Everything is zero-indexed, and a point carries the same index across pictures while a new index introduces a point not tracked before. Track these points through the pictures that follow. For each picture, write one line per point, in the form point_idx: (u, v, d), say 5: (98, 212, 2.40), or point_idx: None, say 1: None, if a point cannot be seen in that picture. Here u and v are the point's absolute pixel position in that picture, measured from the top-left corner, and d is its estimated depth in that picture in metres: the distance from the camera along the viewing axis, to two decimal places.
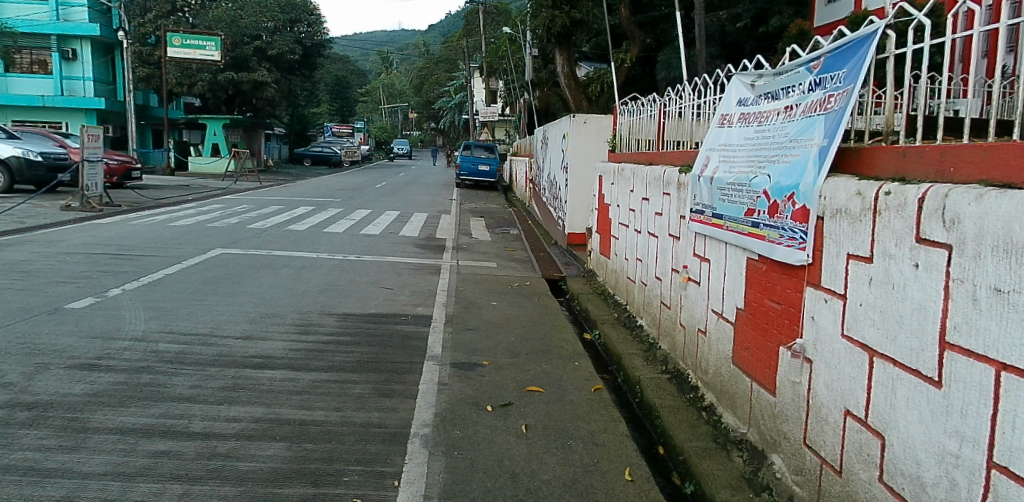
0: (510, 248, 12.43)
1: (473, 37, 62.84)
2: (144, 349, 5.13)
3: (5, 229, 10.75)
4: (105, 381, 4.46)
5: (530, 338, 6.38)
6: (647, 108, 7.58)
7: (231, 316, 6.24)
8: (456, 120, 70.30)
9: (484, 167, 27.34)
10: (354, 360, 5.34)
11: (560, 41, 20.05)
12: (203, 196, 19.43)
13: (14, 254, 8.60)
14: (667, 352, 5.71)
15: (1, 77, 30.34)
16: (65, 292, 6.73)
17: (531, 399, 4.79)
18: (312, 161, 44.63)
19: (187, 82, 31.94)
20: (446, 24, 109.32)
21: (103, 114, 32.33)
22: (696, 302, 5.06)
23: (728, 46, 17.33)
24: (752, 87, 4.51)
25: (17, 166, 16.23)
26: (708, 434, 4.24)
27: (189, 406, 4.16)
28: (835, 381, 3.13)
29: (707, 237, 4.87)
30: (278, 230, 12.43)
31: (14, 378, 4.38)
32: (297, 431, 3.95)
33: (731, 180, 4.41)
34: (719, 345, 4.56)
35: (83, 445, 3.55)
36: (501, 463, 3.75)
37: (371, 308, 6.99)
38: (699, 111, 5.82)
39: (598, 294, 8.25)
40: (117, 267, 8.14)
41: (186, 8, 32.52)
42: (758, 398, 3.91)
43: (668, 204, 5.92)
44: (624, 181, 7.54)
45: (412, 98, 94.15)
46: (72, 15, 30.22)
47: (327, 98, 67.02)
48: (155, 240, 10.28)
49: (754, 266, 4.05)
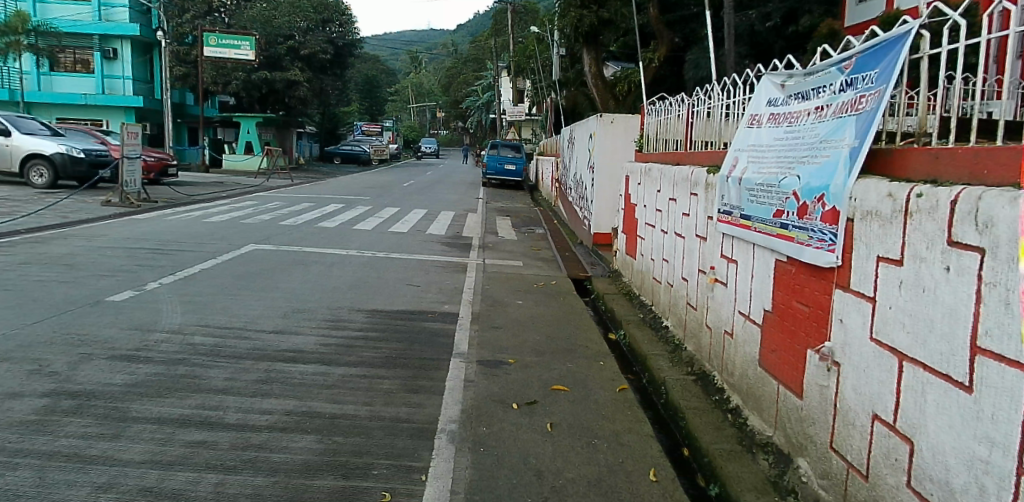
0: (536, 247, 12.44)
1: (501, 37, 62.96)
2: (181, 342, 5.28)
3: (48, 223, 11.09)
4: (143, 371, 4.59)
5: (555, 337, 6.41)
6: (675, 108, 7.56)
7: (263, 310, 6.38)
8: (482, 120, 70.48)
9: (510, 167, 27.39)
10: (382, 355, 5.43)
11: (588, 41, 20.08)
12: (237, 193, 19.74)
13: (59, 248, 8.88)
14: (692, 353, 5.70)
15: (45, 75, 31.23)
16: (106, 285, 6.93)
17: (556, 398, 4.82)
18: (341, 159, 45.07)
19: (221, 81, 32.53)
20: (474, 23, 109.65)
21: (141, 112, 33.08)
22: (722, 303, 5.05)
23: (757, 45, 17.26)
24: (782, 87, 4.49)
25: (60, 162, 16.64)
26: (733, 437, 4.25)
27: (224, 398, 4.27)
28: (863, 385, 3.12)
29: (735, 239, 4.86)
30: (309, 226, 12.63)
31: (58, 367, 4.55)
32: (327, 424, 4.04)
33: (760, 181, 4.40)
34: (747, 348, 4.54)
35: (123, 434, 3.67)
36: (527, 460, 3.80)
37: (399, 305, 7.07)
38: (728, 111, 5.79)
39: (624, 294, 8.26)
40: (155, 261, 8.37)
41: (222, 9, 33.33)
42: (786, 401, 3.90)
43: (695, 205, 5.92)
44: (652, 181, 7.54)
45: (441, 98, 94.54)
46: (114, 15, 31.06)
47: (358, 97, 67.71)
48: (191, 236, 10.52)
49: (783, 268, 4.04)
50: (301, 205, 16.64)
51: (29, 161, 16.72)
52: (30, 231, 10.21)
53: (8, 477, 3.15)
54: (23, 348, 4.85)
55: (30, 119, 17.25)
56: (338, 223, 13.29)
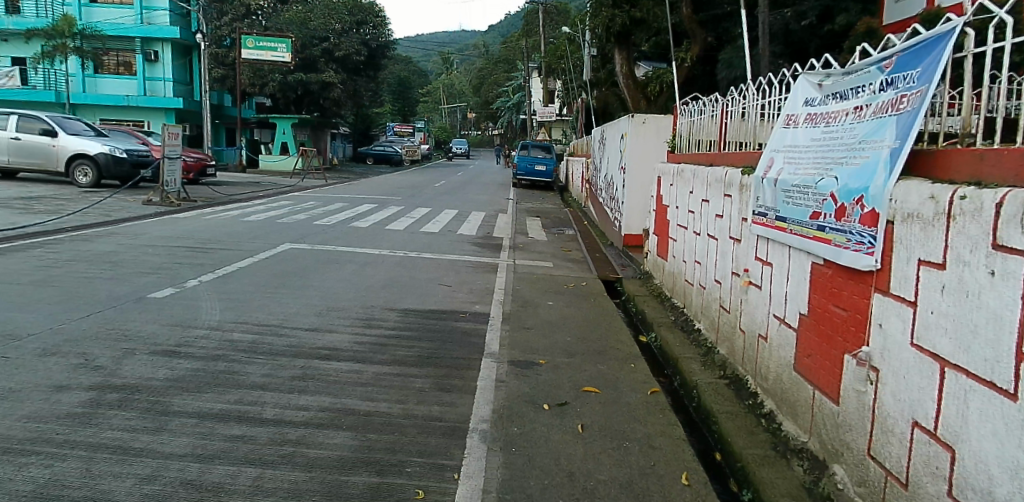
0: (566, 248, 12.43)
1: (532, 38, 62.87)
2: (220, 338, 5.39)
3: (93, 221, 11.40)
4: (184, 367, 4.70)
5: (587, 338, 6.40)
6: (709, 108, 7.49)
7: (299, 308, 6.48)
8: (513, 121, 70.52)
9: (541, 167, 27.37)
10: (415, 354, 5.48)
11: (619, 41, 19.98)
12: (272, 193, 20.09)
13: (102, 246, 9.13)
14: (725, 356, 5.64)
15: (90, 78, 32.13)
16: (148, 282, 7.11)
17: (587, 399, 4.81)
18: (374, 160, 45.56)
19: (259, 82, 33.24)
20: (505, 23, 109.88)
21: (181, 114, 33.78)
22: (757, 307, 4.98)
23: (792, 45, 17.02)
24: (820, 87, 4.41)
25: (104, 161, 17.00)
26: (768, 442, 4.18)
27: (262, 394, 4.35)
28: (902, 392, 3.05)
29: (770, 241, 4.79)
30: (343, 226, 12.80)
31: (103, 362, 4.67)
32: (362, 421, 4.09)
33: (797, 182, 4.33)
34: (782, 352, 4.47)
35: (165, 427, 3.76)
36: (558, 461, 3.79)
37: (431, 305, 7.12)
38: (763, 111, 5.71)
39: (655, 297, 8.19)
40: (194, 259, 8.54)
41: (260, 12, 33.96)
42: (821, 406, 3.83)
43: (729, 206, 5.85)
44: (684, 182, 7.47)
45: (472, 98, 94.87)
46: (156, 18, 31.78)
47: (390, 98, 68.31)
48: (229, 235, 10.72)
49: (819, 271, 3.97)
50: (335, 205, 16.85)
51: (75, 161, 17.11)
52: (75, 229, 10.50)
53: (57, 467, 3.25)
54: (70, 343, 4.99)
55: (75, 120, 17.67)
56: (371, 223, 13.45)
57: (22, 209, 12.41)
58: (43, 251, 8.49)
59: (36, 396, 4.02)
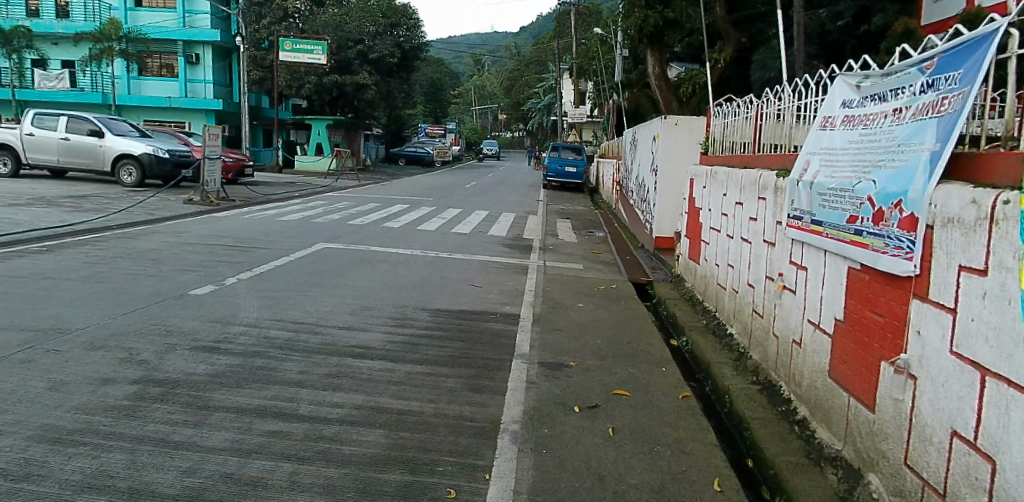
0: (596, 250, 12.38)
1: (564, 39, 62.71)
2: (258, 335, 5.50)
3: (136, 219, 11.69)
4: (223, 363, 4.81)
5: (617, 341, 6.38)
6: (743, 110, 7.42)
7: (333, 307, 6.58)
8: (543, 123, 70.50)
9: (571, 169, 27.32)
10: (446, 354, 5.52)
11: (652, 42, 19.83)
12: (307, 193, 20.39)
13: (145, 243, 9.37)
14: (758, 361, 5.58)
15: (135, 80, 32.99)
16: (189, 279, 7.29)
17: (618, 402, 4.80)
18: (406, 161, 45.95)
19: (295, 84, 33.81)
20: (537, 25, 109.76)
21: (221, 115, 34.50)
22: (791, 311, 4.91)
23: (828, 45, 16.67)
24: (858, 88, 4.35)
25: (147, 161, 17.44)
26: (801, 449, 4.13)
27: (298, 390, 4.43)
28: (941, 400, 2.99)
29: (805, 245, 4.72)
30: (376, 226, 12.93)
31: (147, 356, 4.81)
32: (395, 419, 4.14)
33: (834, 185, 4.28)
34: (816, 357, 4.41)
35: (205, 421, 3.85)
36: (589, 464, 3.80)
37: (462, 306, 7.17)
38: (799, 113, 5.64)
39: (686, 300, 8.13)
40: (233, 257, 8.72)
41: (298, 15, 34.52)
42: (856, 414, 3.78)
43: (763, 209, 5.78)
44: (717, 184, 7.41)
45: (503, 100, 95.04)
46: (197, 21, 32.47)
47: (422, 99, 68.82)
48: (265, 234, 10.90)
49: (856, 276, 3.92)
50: (368, 206, 17.01)
51: (120, 160, 17.57)
52: (121, 227, 10.80)
53: (102, 458, 3.35)
54: (114, 337, 5.15)
55: (121, 121, 18.18)
56: (403, 224, 13.56)
57: (70, 207, 12.82)
58: (89, 248, 8.76)
59: (84, 389, 4.15)
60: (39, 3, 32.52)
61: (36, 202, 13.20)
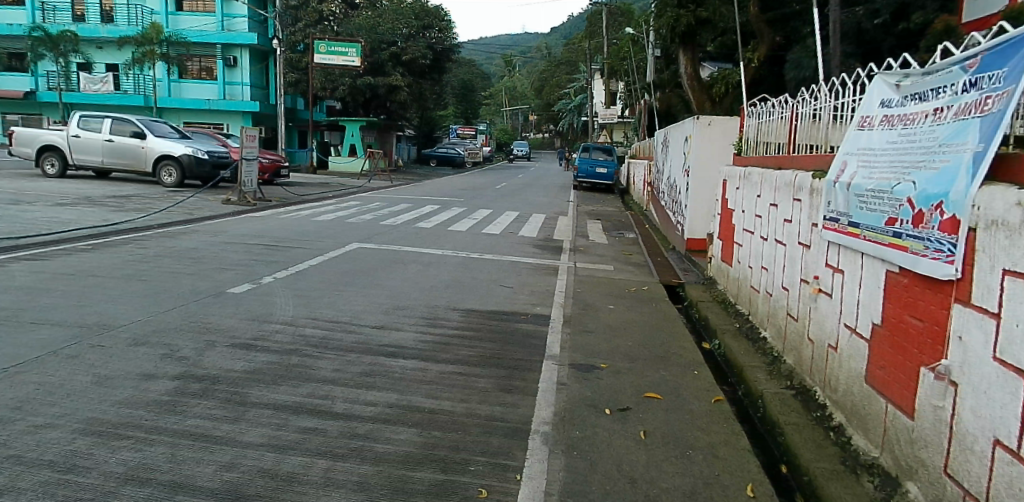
0: (627, 252, 12.31)
1: (596, 39, 62.46)
2: (294, 333, 5.60)
3: (176, 219, 11.98)
4: (260, 360, 4.90)
5: (647, 344, 6.34)
6: (778, 110, 7.31)
7: (367, 306, 6.66)
8: (574, 123, 70.31)
9: (602, 170, 27.19)
10: (477, 354, 5.55)
11: (684, 41, 19.64)
12: (341, 193, 20.65)
13: (185, 242, 9.58)
14: (792, 366, 5.49)
15: (176, 83, 33.79)
16: (227, 278, 7.44)
17: (649, 405, 4.78)
18: (437, 162, 46.35)
19: (330, 86, 34.27)
20: (568, 25, 109.47)
21: (257, 116, 35.11)
22: (826, 315, 4.83)
23: (865, 43, 16.47)
24: (897, 87, 4.26)
25: (187, 162, 17.83)
26: (836, 456, 4.06)
27: (332, 388, 4.50)
28: (983, 408, 2.92)
29: (842, 247, 4.64)
30: (408, 226, 13.03)
31: (187, 353, 4.92)
32: (426, 418, 4.18)
33: (872, 186, 4.21)
34: (853, 362, 4.33)
35: (243, 417, 3.93)
36: (620, 467, 3.79)
37: (493, 306, 7.19)
38: (836, 113, 5.54)
39: (718, 303, 8.04)
40: (269, 256, 8.88)
41: (332, 17, 34.99)
42: (894, 421, 3.70)
43: (798, 211, 5.70)
44: (751, 186, 7.32)
45: (533, 100, 95.03)
46: (235, 25, 33.07)
47: (454, 100, 69.19)
48: (300, 233, 11.07)
49: (894, 279, 3.84)
50: (400, 206, 17.15)
51: (161, 161, 18.03)
52: (161, 226, 11.07)
53: (145, 451, 3.45)
54: (156, 334, 5.29)
55: (162, 123, 18.64)
56: (435, 224, 13.64)
57: (113, 206, 13.17)
58: (132, 246, 8.99)
59: (127, 383, 4.27)
60: (84, 9, 33.47)
61: (81, 202, 13.60)
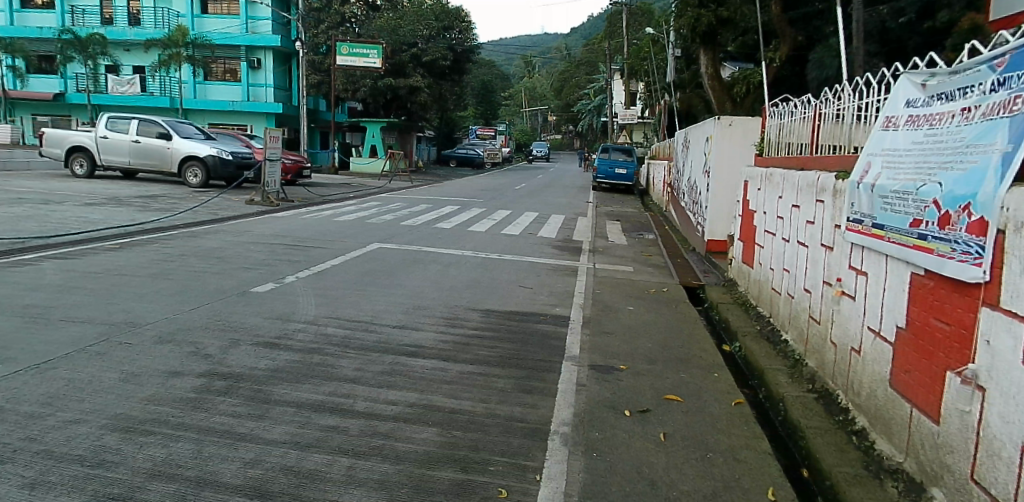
0: (647, 253, 12.26)
1: (615, 39, 62.26)
2: (316, 332, 5.66)
3: (200, 219, 12.14)
4: (284, 358, 4.96)
5: (667, 346, 6.32)
6: (801, 110, 7.24)
7: (387, 306, 6.70)
8: (593, 124, 70.15)
9: (621, 171, 27.08)
10: (496, 355, 5.56)
11: (705, 41, 19.51)
12: (363, 194, 20.79)
13: (210, 242, 9.71)
14: (814, 369, 5.44)
15: (201, 84, 34.26)
16: (251, 277, 7.54)
17: (669, 407, 4.76)
18: (457, 163, 46.61)
19: (351, 88, 34.53)
20: (588, 26, 109.24)
21: (280, 118, 35.48)
22: (850, 318, 4.78)
23: (890, 43, 16.20)
24: (923, 87, 4.21)
25: (212, 163, 18.09)
26: (859, 461, 4.01)
27: (354, 387, 4.54)
28: (1012, 414, 2.87)
29: (865, 249, 4.59)
30: (428, 227, 13.09)
31: (212, 350, 5.00)
32: (446, 418, 4.20)
33: (896, 188, 4.16)
34: (876, 366, 4.28)
35: (267, 414, 3.99)
36: (640, 469, 3.78)
37: (512, 306, 7.21)
38: (860, 113, 5.48)
39: (739, 305, 7.98)
40: (292, 256, 8.97)
41: (354, 19, 35.24)
42: (919, 425, 3.65)
43: (821, 212, 5.64)
44: (773, 187, 7.25)
45: (553, 101, 94.97)
46: (259, 27, 33.42)
47: (474, 101, 69.39)
48: (322, 234, 11.17)
49: (920, 281, 3.79)
50: (420, 207, 17.25)
51: (186, 162, 18.29)
52: (186, 226, 11.23)
53: (172, 447, 3.51)
54: (181, 332, 5.38)
55: (188, 124, 18.92)
56: (454, 225, 13.69)
57: (140, 206, 13.39)
58: (158, 246, 9.14)
59: (154, 381, 4.35)
60: (112, 12, 34.06)
61: (108, 202, 13.84)
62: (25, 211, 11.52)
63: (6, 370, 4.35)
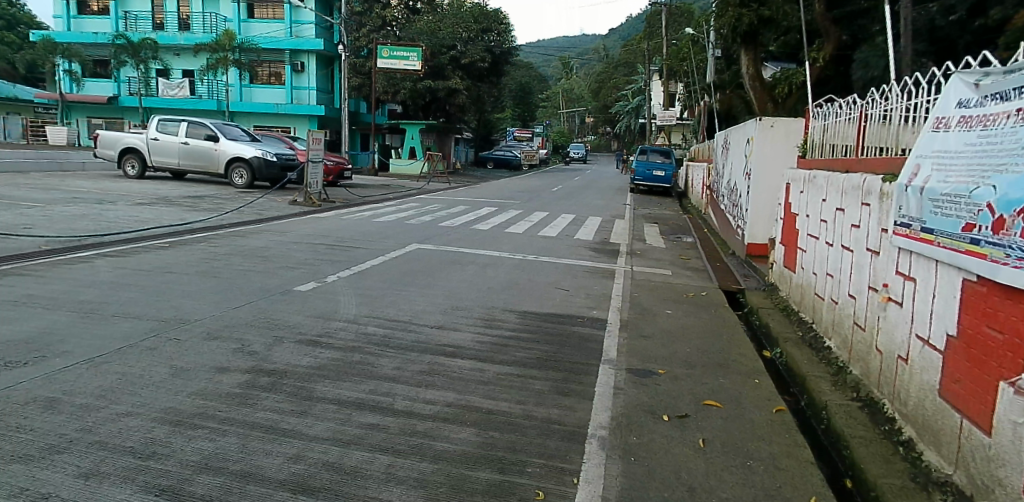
0: (686, 256, 12.13)
1: (655, 40, 61.82)
2: (356, 331, 5.75)
3: (246, 219, 12.42)
4: (326, 356, 5.05)
5: (707, 350, 6.24)
6: (846, 111, 7.08)
7: (426, 306, 6.76)
8: (631, 126, 69.71)
9: (659, 173, 26.85)
10: (534, 357, 5.57)
11: (745, 41, 19.27)
12: (402, 195, 21.02)
13: (255, 242, 9.93)
14: (859, 377, 5.31)
15: (247, 88, 35.04)
16: (294, 276, 7.69)
17: (708, 412, 4.71)
18: (494, 164, 46.82)
19: (391, 90, 34.95)
20: (626, 27, 108.66)
21: (322, 120, 36.11)
22: (896, 325, 4.66)
23: (939, 41, 15.77)
24: (976, 86, 4.06)
25: (257, 164, 18.49)
26: (906, 472, 3.90)
27: (393, 386, 4.60)
28: None
29: (913, 254, 4.47)
30: (465, 228, 13.17)
31: (257, 347, 5.12)
32: (484, 419, 4.22)
33: (947, 190, 4.05)
34: (924, 374, 4.16)
35: (310, 411, 4.07)
36: (678, 475, 3.75)
37: (549, 308, 7.20)
38: (908, 114, 5.34)
39: (781, 310, 7.84)
40: (333, 256, 9.11)
41: (395, 23, 35.66)
42: (970, 437, 3.53)
43: (867, 215, 5.51)
44: (816, 189, 7.10)
45: (591, 102, 94.73)
46: (303, 31, 34.24)
47: (511, 103, 69.68)
48: (362, 234, 11.33)
49: (972, 288, 3.67)
50: (458, 208, 17.37)
51: (233, 164, 18.73)
52: (232, 226, 11.51)
53: (218, 441, 3.60)
54: (228, 329, 5.52)
55: (234, 126, 19.36)
56: (492, 226, 13.75)
57: (188, 206, 13.76)
58: (205, 245, 9.37)
59: (202, 376, 4.47)
60: (164, 17, 35.12)
61: (159, 202, 14.27)
62: (81, 210, 11.94)
63: (64, 363, 4.53)
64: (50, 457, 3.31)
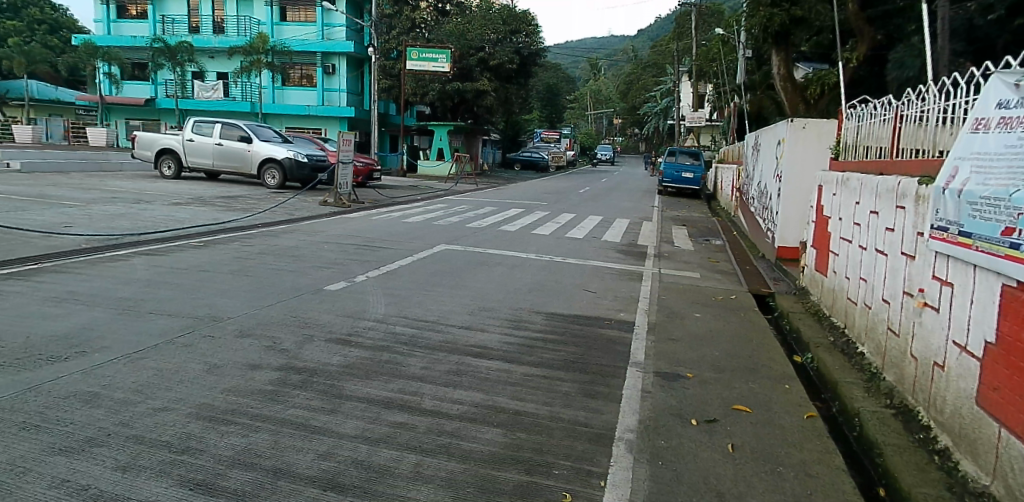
0: (714, 259, 12.02)
1: (685, 40, 61.27)
2: (385, 330, 5.80)
3: (277, 219, 12.60)
4: (355, 355, 5.10)
5: (736, 354, 6.17)
6: (880, 112, 6.94)
7: (454, 307, 6.80)
8: (660, 127, 69.19)
9: (688, 175, 26.58)
10: (561, 358, 5.56)
11: (777, 41, 19.09)
12: (430, 196, 21.15)
13: (287, 241, 10.07)
14: (892, 384, 5.21)
15: (279, 90, 35.54)
16: (324, 275, 7.79)
17: (737, 417, 4.66)
18: (521, 166, 46.84)
19: (420, 91, 35.20)
20: (655, 27, 107.88)
21: (352, 121, 36.51)
22: (932, 331, 4.55)
23: (977, 41, 15.32)
24: (1017, 87, 3.95)
25: (289, 165, 18.76)
26: (942, 482, 3.82)
27: (421, 385, 4.63)
28: None
29: (950, 258, 4.37)
30: (493, 229, 13.20)
31: (288, 345, 5.20)
32: (511, 420, 4.23)
33: (987, 193, 3.96)
34: (961, 382, 4.06)
35: (339, 409, 4.11)
36: (707, 480, 3.71)
37: (576, 310, 7.19)
38: (946, 116, 5.22)
39: (812, 315, 7.72)
40: (362, 256, 9.20)
41: (424, 25, 35.85)
42: (1008, 447, 3.44)
43: (902, 218, 5.40)
44: (849, 191, 6.99)
45: (619, 104, 94.24)
46: (334, 34, 34.63)
47: (539, 104, 69.59)
48: (391, 235, 11.41)
49: (1012, 294, 3.58)
50: (486, 210, 17.42)
51: (266, 165, 19.02)
52: (265, 225, 11.69)
53: (250, 437, 3.66)
54: (259, 327, 5.60)
55: (267, 128, 19.64)
56: (520, 228, 13.76)
57: (222, 206, 14.01)
58: (238, 244, 9.53)
59: (235, 372, 4.55)
60: (199, 21, 35.77)
61: (194, 202, 14.57)
62: (119, 209, 12.23)
63: (104, 359, 4.65)
64: (88, 451, 3.39)
